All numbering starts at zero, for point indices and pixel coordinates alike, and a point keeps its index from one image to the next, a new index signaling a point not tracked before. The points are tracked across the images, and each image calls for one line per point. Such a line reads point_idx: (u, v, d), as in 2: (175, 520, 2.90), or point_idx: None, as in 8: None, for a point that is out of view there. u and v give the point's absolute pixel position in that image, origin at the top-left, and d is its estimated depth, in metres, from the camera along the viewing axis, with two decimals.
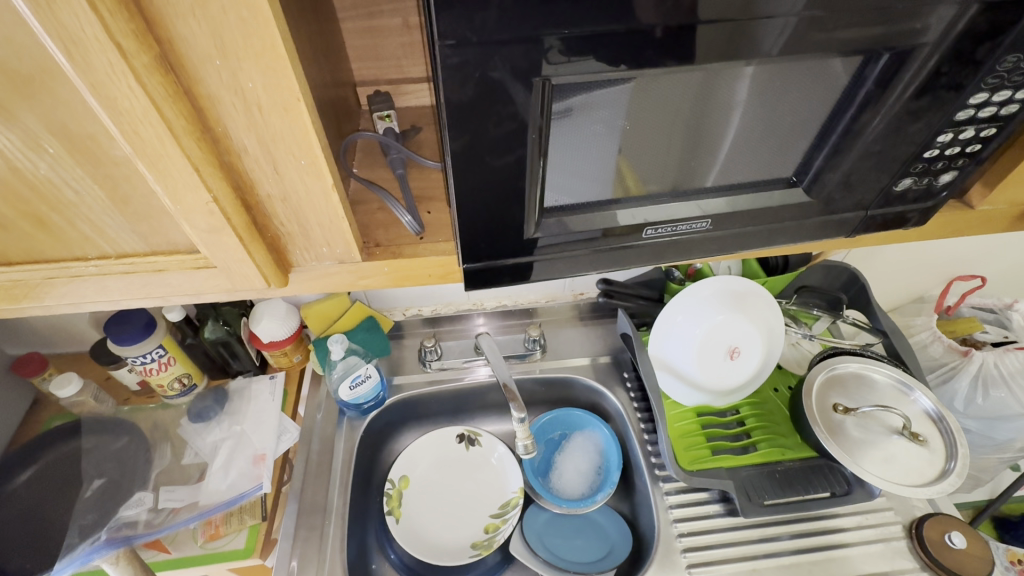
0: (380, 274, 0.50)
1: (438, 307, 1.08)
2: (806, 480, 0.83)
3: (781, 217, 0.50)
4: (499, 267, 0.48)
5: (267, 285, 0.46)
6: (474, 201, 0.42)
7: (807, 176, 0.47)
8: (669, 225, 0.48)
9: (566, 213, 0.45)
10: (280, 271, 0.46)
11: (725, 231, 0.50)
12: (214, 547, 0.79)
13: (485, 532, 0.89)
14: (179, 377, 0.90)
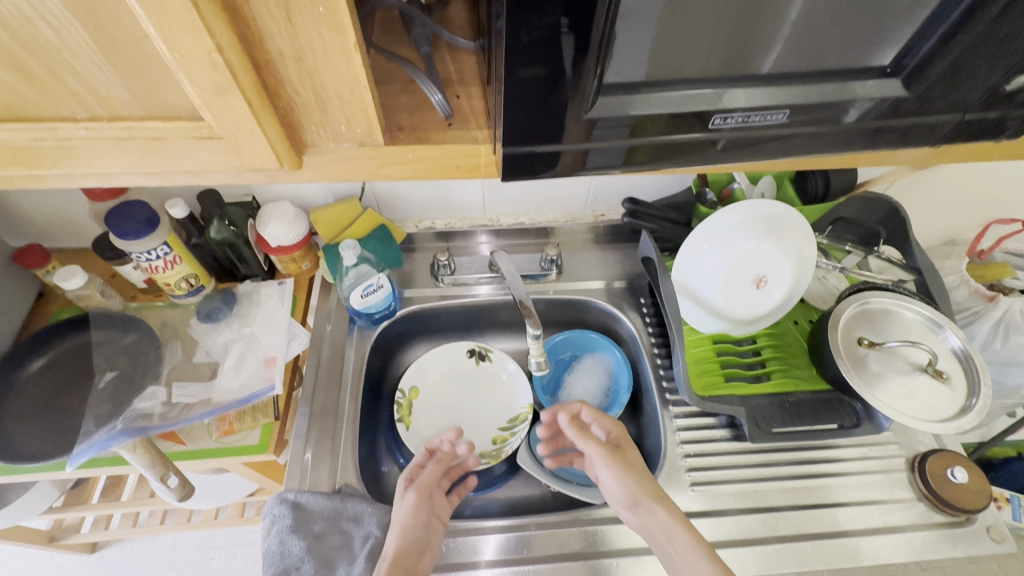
0: (403, 163, 0.45)
1: (452, 220, 1.03)
2: (815, 411, 0.84)
3: (862, 119, 0.44)
4: (542, 156, 0.43)
5: (279, 165, 0.42)
6: (526, 69, 0.36)
7: (908, 64, 0.41)
8: (734, 117, 0.42)
9: (628, 94, 0.40)
10: (292, 149, 0.41)
11: (790, 133, 0.44)
12: (229, 441, 0.81)
13: (493, 443, 0.90)
14: (186, 277, 0.88)
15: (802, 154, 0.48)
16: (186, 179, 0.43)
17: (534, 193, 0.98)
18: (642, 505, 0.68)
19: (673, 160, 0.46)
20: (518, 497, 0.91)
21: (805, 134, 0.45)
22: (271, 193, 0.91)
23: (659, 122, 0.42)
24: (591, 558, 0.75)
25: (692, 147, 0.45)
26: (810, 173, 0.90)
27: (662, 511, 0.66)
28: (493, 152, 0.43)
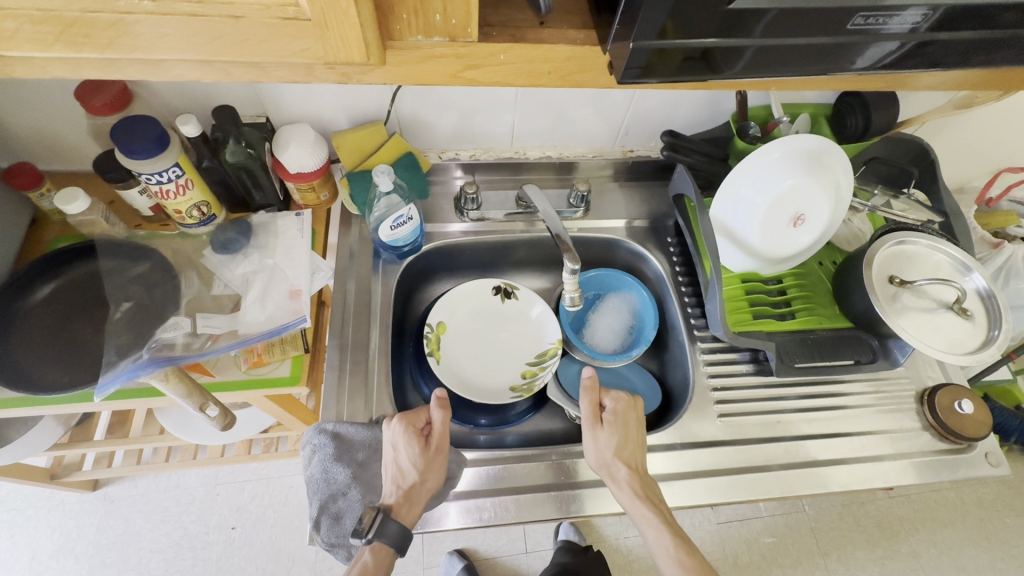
0: (493, 65, 0.41)
1: (477, 151, 0.98)
2: (835, 347, 0.87)
3: (927, 30, 0.41)
4: (668, 54, 0.39)
5: (365, 60, 0.37)
6: None
7: None
8: (767, 19, 0.38)
9: None
10: (380, 42, 0.37)
11: (899, 44, 0.43)
12: (259, 372, 0.78)
13: (523, 377, 0.90)
14: (198, 205, 0.83)
15: (899, 68, 0.46)
16: (250, 73, 0.39)
17: (564, 124, 0.94)
18: (618, 481, 0.70)
19: (772, 72, 0.44)
20: (544, 430, 0.93)
21: (906, 46, 0.43)
22: (286, 114, 0.84)
23: (778, 25, 0.38)
24: (563, 488, 0.76)
25: (798, 57, 0.42)
26: (847, 112, 0.89)
27: (635, 501, 0.68)
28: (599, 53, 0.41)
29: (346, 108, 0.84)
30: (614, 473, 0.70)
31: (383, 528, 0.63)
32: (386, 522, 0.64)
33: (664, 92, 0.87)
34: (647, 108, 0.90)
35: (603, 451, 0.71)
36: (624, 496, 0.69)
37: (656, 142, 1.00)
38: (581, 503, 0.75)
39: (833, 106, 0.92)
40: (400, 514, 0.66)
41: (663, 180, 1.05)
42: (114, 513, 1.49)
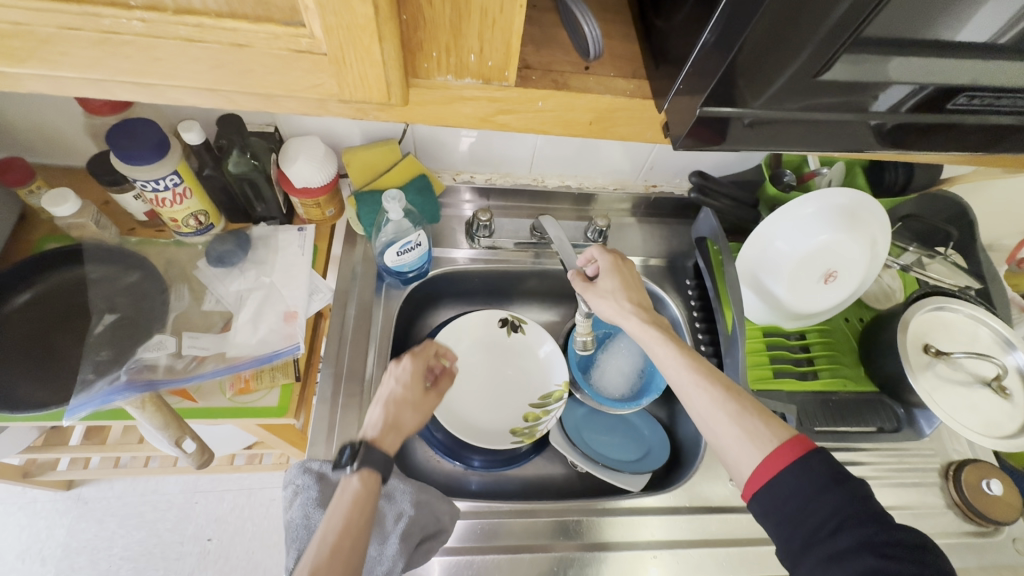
0: (529, 109, 0.37)
1: (493, 175, 0.93)
2: (856, 412, 0.82)
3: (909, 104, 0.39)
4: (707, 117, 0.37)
5: (386, 100, 0.33)
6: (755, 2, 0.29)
7: None
8: (801, 87, 0.35)
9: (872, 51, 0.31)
10: (405, 83, 0.33)
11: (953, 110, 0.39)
12: (244, 401, 0.73)
13: (525, 420, 0.85)
14: (195, 214, 0.79)
15: (930, 142, 0.45)
16: (255, 102, 0.34)
17: (587, 154, 0.89)
18: (628, 317, 0.71)
19: (821, 134, 0.41)
20: (542, 476, 0.87)
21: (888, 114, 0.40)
22: (297, 125, 0.80)
23: (825, 89, 0.36)
24: (562, 550, 0.71)
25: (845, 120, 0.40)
26: (888, 166, 0.85)
27: (643, 323, 0.68)
28: (657, 108, 0.39)
29: (361, 123, 0.80)
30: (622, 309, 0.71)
31: (366, 452, 0.56)
32: (369, 448, 0.56)
33: None
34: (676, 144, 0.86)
35: (608, 289, 0.74)
36: (636, 328, 0.69)
37: (681, 179, 0.95)
38: (580, 568, 0.69)
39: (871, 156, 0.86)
40: (375, 441, 0.59)
41: (685, 219, 1.00)
42: (87, 515, 1.44)
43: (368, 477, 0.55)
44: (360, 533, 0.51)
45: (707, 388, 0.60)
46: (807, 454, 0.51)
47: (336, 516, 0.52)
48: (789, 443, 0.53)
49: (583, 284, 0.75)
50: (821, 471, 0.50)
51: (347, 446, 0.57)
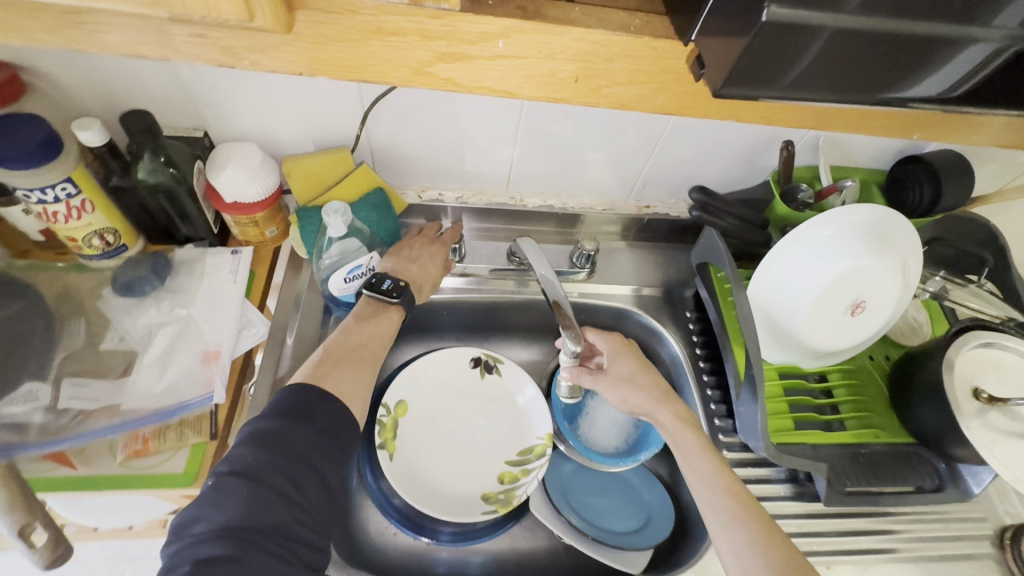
0: (473, 43, 0.33)
1: (464, 192, 0.81)
2: (892, 469, 0.69)
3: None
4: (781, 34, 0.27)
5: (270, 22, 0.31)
6: None
7: None
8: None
9: None
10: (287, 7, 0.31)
11: None
12: (139, 467, 0.57)
13: (500, 483, 0.70)
14: (100, 232, 0.64)
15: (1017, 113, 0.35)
16: None
17: (571, 170, 0.78)
18: (657, 408, 0.66)
19: (917, 73, 0.31)
20: (522, 551, 0.72)
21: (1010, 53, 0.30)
22: (232, 129, 0.68)
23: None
24: None
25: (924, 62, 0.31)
26: (909, 183, 0.74)
27: (678, 422, 0.64)
28: (682, 42, 0.33)
29: (308, 128, 0.68)
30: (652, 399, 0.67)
31: (405, 292, 0.66)
32: (408, 289, 0.66)
33: (696, 140, 0.73)
34: (672, 158, 0.76)
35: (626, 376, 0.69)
36: (667, 421, 0.65)
37: (677, 199, 0.84)
38: None
39: (889, 172, 0.77)
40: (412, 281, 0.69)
41: (682, 244, 0.89)
42: None
43: (398, 310, 0.66)
44: (366, 355, 0.62)
45: (743, 525, 0.54)
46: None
47: (358, 327, 0.64)
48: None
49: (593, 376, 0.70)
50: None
51: (388, 279, 0.66)
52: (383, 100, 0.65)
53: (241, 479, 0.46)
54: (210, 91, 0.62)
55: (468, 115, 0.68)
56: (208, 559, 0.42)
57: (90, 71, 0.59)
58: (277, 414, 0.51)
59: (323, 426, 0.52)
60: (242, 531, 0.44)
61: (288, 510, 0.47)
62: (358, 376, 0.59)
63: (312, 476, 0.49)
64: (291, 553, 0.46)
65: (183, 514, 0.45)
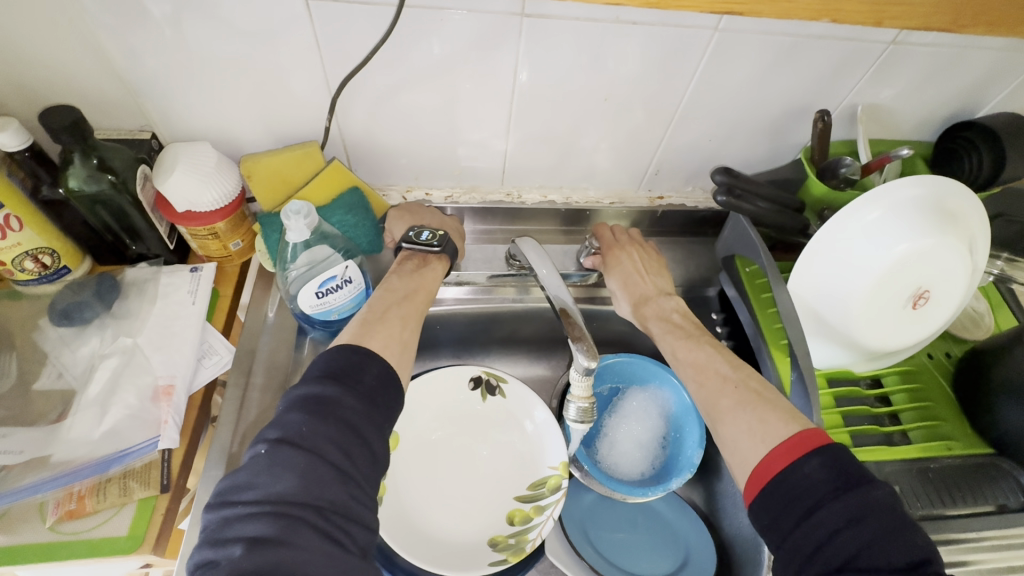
0: None
1: (455, 191, 0.72)
2: (968, 486, 0.59)
3: None
4: None
5: None
6: None
7: None
8: None
9: None
10: None
11: None
12: (72, 532, 0.48)
13: (510, 524, 0.60)
14: (33, 253, 0.55)
15: None
16: None
17: (573, 159, 0.69)
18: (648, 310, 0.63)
19: None
20: None
21: None
22: (183, 129, 0.59)
23: None
24: None
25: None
26: (962, 151, 0.64)
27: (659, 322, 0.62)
28: None
29: (269, 122, 0.59)
30: (643, 301, 0.64)
31: (446, 240, 0.61)
32: (449, 237, 0.61)
33: (715, 116, 0.64)
34: (688, 139, 0.67)
35: (651, 316, 0.63)
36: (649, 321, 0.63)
37: (694, 187, 0.75)
38: None
39: (935, 142, 0.68)
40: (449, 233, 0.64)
41: (701, 238, 0.79)
42: None
43: (442, 262, 0.61)
44: (414, 308, 0.55)
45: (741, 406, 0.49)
46: (827, 444, 0.42)
47: (403, 279, 0.58)
48: (803, 432, 0.44)
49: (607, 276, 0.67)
50: (839, 464, 0.40)
51: (426, 229, 0.61)
52: (352, 84, 0.56)
53: (288, 447, 0.38)
54: (152, 82, 0.54)
55: (453, 99, 0.59)
56: (251, 540, 0.35)
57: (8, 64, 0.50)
58: (323, 376, 0.43)
59: (374, 390, 0.44)
60: (289, 508, 0.36)
61: (346, 486, 0.39)
62: (404, 334, 0.52)
63: (365, 449, 0.41)
64: (348, 537, 0.38)
65: (231, 478, 0.38)
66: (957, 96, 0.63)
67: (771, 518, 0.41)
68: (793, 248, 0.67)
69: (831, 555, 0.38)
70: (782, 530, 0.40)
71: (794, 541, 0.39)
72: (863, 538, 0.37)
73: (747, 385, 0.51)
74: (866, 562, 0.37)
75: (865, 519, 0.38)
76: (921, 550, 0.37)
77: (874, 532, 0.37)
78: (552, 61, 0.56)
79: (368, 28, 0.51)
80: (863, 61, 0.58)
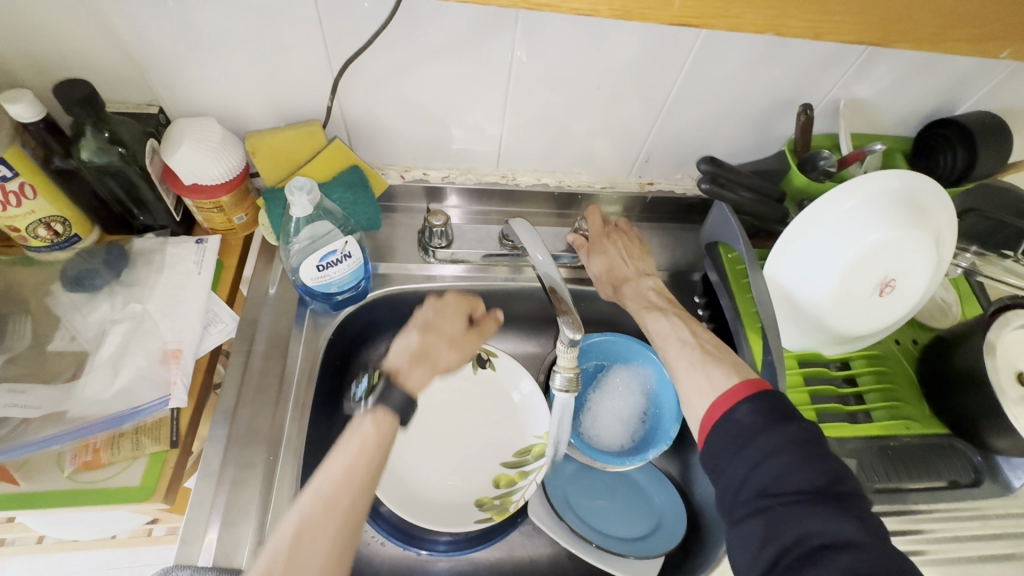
0: None
1: (452, 172, 0.75)
2: (925, 463, 0.63)
3: None
4: None
5: None
6: None
7: None
8: None
9: None
10: None
11: None
12: (88, 481, 0.51)
13: (496, 488, 0.65)
14: (45, 221, 0.57)
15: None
16: None
17: (568, 145, 0.71)
18: (631, 293, 0.66)
19: None
20: (522, 560, 0.66)
21: None
22: (189, 103, 0.61)
23: None
24: None
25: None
26: (940, 148, 0.67)
27: (644, 302, 0.65)
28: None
29: (274, 100, 0.61)
30: (626, 285, 0.67)
31: (386, 391, 0.49)
32: (388, 395, 0.48)
33: (703, 107, 0.66)
34: (678, 128, 0.69)
35: (635, 296, 0.66)
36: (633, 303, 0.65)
37: (683, 174, 0.77)
38: None
39: (915, 138, 0.70)
40: (416, 363, 0.54)
41: (687, 223, 0.82)
42: None
43: (385, 424, 0.47)
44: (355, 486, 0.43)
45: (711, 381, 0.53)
46: (761, 391, 0.47)
47: (337, 465, 0.44)
48: (745, 382, 0.49)
49: (587, 259, 0.70)
50: (767, 407, 0.45)
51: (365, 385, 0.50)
52: (354, 65, 0.58)
53: None
54: (161, 58, 0.56)
55: (451, 82, 0.61)
56: None
57: (20, 35, 0.52)
58: None
59: None
60: None
61: None
62: (334, 535, 0.41)
63: None
64: None
65: None
66: (937, 94, 0.66)
67: (709, 461, 0.47)
68: (773, 235, 0.70)
69: (752, 485, 0.43)
70: (717, 466, 0.45)
71: (724, 477, 0.45)
72: (775, 468, 0.42)
73: (717, 346, 0.55)
74: (779, 487, 0.41)
75: (781, 451, 0.42)
76: (826, 476, 0.41)
77: (788, 462, 0.42)
78: (547, 49, 0.58)
79: (371, 11, 0.53)
80: (848, 56, 0.60)
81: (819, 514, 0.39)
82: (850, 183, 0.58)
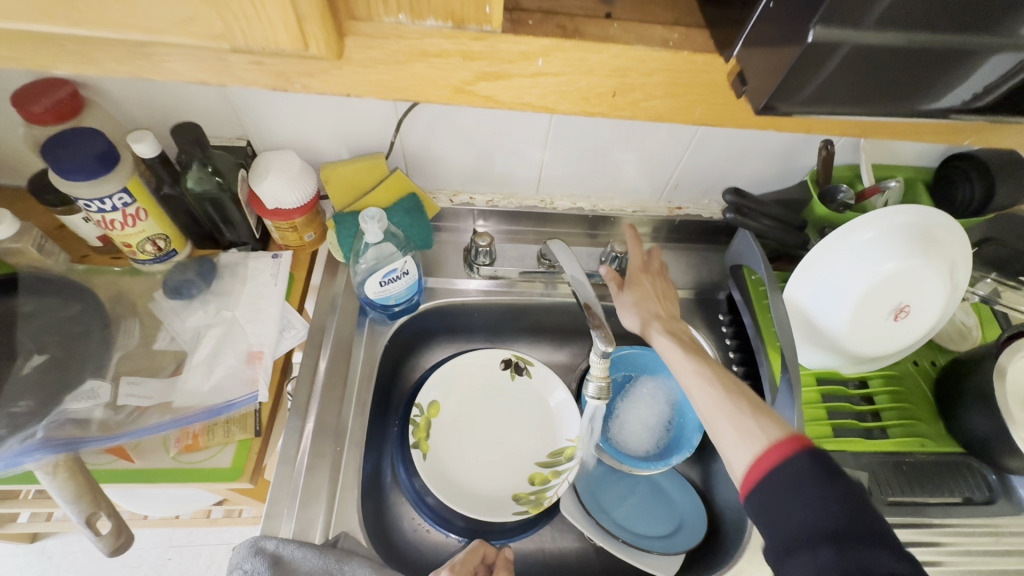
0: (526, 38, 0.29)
1: (495, 196, 0.82)
2: (938, 479, 0.67)
3: None
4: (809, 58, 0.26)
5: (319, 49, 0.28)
6: None
7: None
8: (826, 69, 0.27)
9: None
10: (336, 32, 0.28)
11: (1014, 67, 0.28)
12: (190, 461, 0.61)
13: (531, 484, 0.72)
14: (152, 238, 0.67)
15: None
16: (198, 68, 0.29)
17: (604, 172, 0.78)
18: (653, 330, 0.69)
19: (929, 91, 0.29)
20: (553, 551, 0.72)
21: (1017, 72, 0.28)
22: (273, 137, 0.70)
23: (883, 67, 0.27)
24: None
25: (935, 90, 0.29)
26: (959, 181, 0.71)
27: (671, 341, 0.66)
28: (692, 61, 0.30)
29: (345, 135, 0.70)
30: (650, 321, 0.70)
31: None
32: None
33: (730, 140, 0.72)
34: (705, 159, 0.75)
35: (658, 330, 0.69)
36: (659, 341, 0.67)
37: (710, 200, 0.83)
38: None
39: (936, 169, 0.74)
40: None
41: (713, 244, 0.87)
42: None
43: None
44: None
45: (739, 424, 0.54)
46: (811, 443, 0.48)
47: None
48: (791, 434, 0.49)
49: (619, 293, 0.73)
50: (821, 461, 0.46)
51: None
52: (417, 107, 0.66)
53: None
54: (253, 102, 0.65)
55: (499, 121, 0.69)
56: None
57: (144, 85, 0.62)
58: None
59: None
60: None
61: None
62: None
63: None
64: None
65: None
66: None
67: (762, 510, 0.47)
68: (794, 259, 0.75)
69: (810, 533, 0.43)
70: (772, 517, 0.46)
71: (779, 525, 0.45)
72: (832, 516, 0.43)
73: None
74: (836, 535, 0.42)
75: (837, 501, 0.43)
76: (881, 526, 0.42)
77: (843, 511, 0.43)
78: None
79: None
80: None
81: (879, 559, 0.40)
82: (870, 213, 0.63)
